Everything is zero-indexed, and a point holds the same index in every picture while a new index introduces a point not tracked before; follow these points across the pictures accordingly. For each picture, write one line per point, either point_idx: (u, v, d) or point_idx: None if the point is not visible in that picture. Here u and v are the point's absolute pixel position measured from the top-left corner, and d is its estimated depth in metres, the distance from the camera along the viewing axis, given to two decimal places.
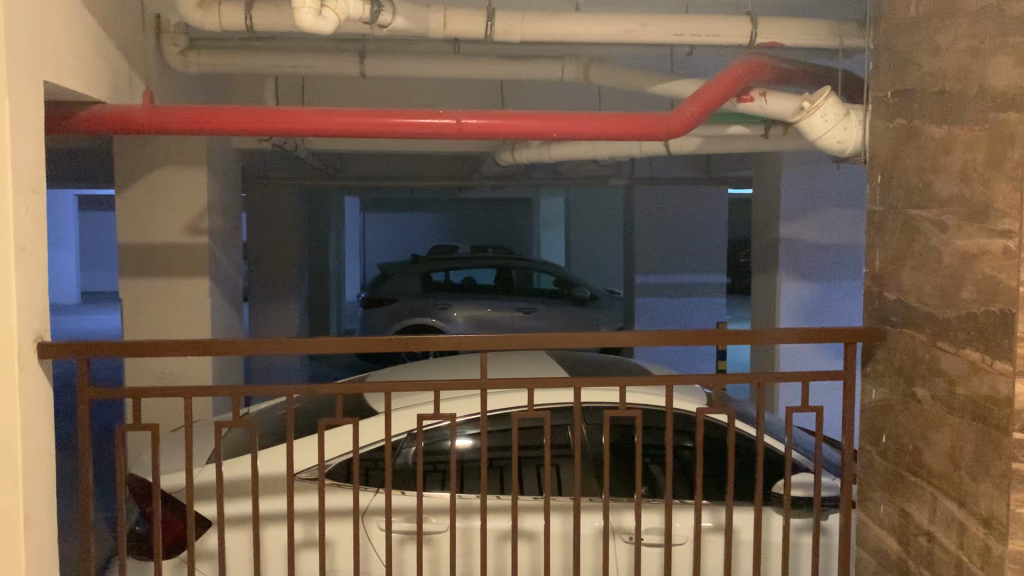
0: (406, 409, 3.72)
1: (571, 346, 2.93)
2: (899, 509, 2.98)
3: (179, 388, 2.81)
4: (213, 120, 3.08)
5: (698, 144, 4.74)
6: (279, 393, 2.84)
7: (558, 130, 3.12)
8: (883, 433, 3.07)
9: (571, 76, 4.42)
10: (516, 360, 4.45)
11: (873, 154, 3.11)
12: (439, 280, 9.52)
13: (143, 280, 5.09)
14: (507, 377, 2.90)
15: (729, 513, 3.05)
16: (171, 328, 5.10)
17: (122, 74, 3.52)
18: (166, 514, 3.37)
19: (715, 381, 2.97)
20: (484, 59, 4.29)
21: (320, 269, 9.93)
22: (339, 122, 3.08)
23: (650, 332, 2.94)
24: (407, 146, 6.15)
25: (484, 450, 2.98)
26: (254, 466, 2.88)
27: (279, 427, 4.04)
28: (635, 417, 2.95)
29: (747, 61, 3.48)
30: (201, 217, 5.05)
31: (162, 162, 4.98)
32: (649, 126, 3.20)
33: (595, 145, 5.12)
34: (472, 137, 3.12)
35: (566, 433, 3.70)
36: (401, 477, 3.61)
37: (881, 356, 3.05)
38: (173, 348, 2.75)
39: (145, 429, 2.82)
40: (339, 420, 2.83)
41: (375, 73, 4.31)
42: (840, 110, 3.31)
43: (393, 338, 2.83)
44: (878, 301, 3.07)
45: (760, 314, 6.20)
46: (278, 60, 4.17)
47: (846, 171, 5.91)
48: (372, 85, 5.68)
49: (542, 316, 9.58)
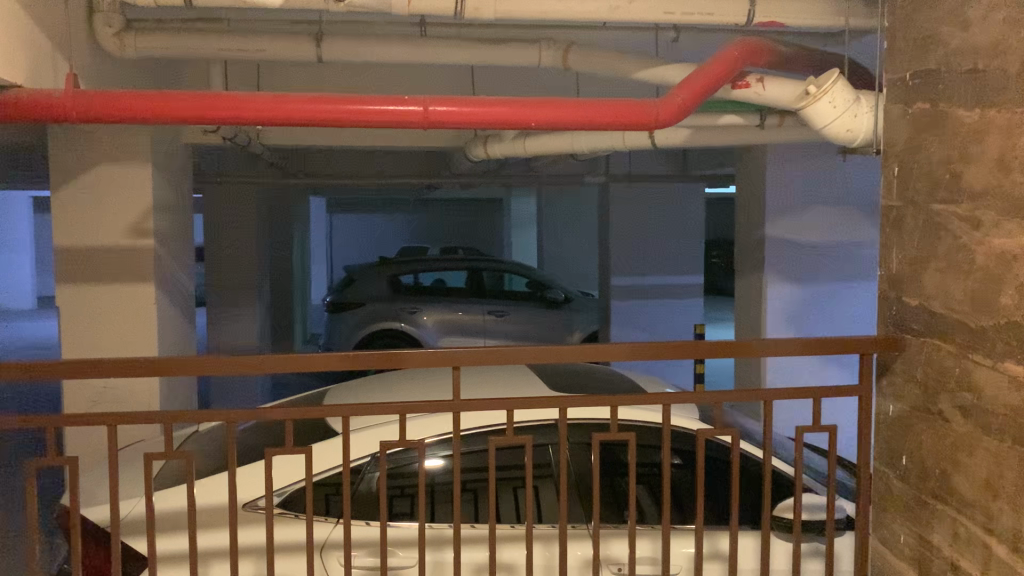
0: (370, 430, 3.39)
1: (554, 360, 2.59)
2: (920, 537, 2.66)
3: (104, 414, 2.43)
4: (140, 107, 2.69)
5: (686, 137, 4.43)
6: (220, 417, 2.47)
7: (537, 119, 2.79)
8: (902, 454, 2.75)
9: (549, 62, 3.98)
10: (494, 374, 4.10)
11: (888, 143, 2.80)
12: (407, 283, 9.13)
13: (81, 286, 4.65)
14: (482, 398, 2.56)
15: (733, 545, 2.72)
16: (113, 342, 4.68)
17: (42, 54, 3.10)
18: (86, 547, 3.00)
19: (716, 398, 2.63)
20: (454, 42, 3.88)
21: (283, 273, 9.49)
22: (289, 110, 2.71)
23: (642, 344, 2.60)
24: (371, 139, 5.74)
25: (457, 475, 2.64)
26: (191, 501, 2.49)
27: (230, 451, 3.66)
28: (628, 439, 2.61)
29: (743, 43, 3.15)
30: (146, 217, 4.64)
31: (103, 157, 4.55)
32: (635, 113, 2.86)
33: (574, 138, 4.74)
34: (442, 126, 2.76)
35: (549, 453, 3.37)
36: (364, 505, 3.26)
37: (900, 368, 2.73)
38: (98, 366, 2.40)
39: (62, 463, 2.42)
40: (288, 450, 2.45)
41: (333, 58, 3.90)
42: (850, 95, 3.00)
43: (350, 354, 2.48)
44: (896, 308, 2.75)
45: (747, 320, 5.90)
46: (227, 42, 3.74)
47: (850, 167, 5.60)
48: (329, 70, 5.30)
49: (512, 321, 9.29)
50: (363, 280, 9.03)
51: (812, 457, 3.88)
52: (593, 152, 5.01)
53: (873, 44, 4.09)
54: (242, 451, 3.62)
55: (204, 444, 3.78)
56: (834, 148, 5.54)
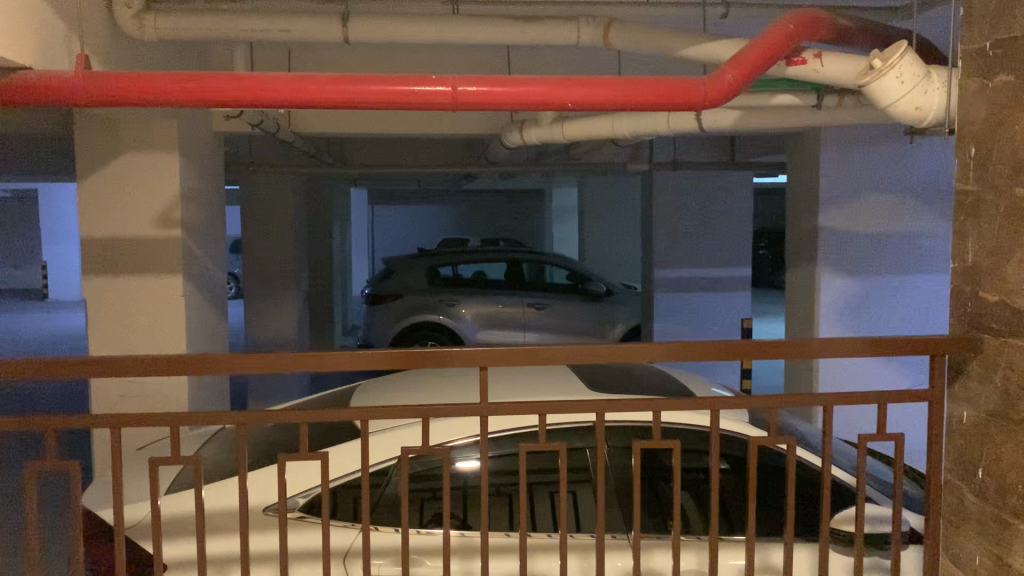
0: (394, 432, 3.22)
1: (588, 361, 2.37)
2: (999, 560, 2.39)
3: (111, 415, 2.28)
4: (153, 89, 2.50)
5: (736, 119, 4.17)
6: (231, 419, 2.31)
7: (572, 99, 2.57)
8: (978, 468, 2.46)
9: (588, 40, 3.74)
10: (530, 374, 3.89)
11: (963, 122, 2.52)
12: (446, 275, 8.95)
13: (107, 277, 4.54)
14: (511, 401, 2.36)
15: (786, 563, 2.49)
16: (142, 337, 4.57)
17: (53, 34, 2.95)
18: (96, 551, 2.86)
19: (769, 404, 2.40)
20: (486, 20, 3.66)
21: (323, 264, 9.34)
22: (307, 91, 2.51)
23: (689, 344, 2.37)
24: (406, 125, 5.56)
25: (486, 478, 2.43)
26: (201, 507, 2.34)
27: (253, 452, 3.51)
28: (671, 447, 2.39)
29: (799, 15, 2.87)
30: (174, 207, 4.51)
31: (130, 145, 4.44)
32: (680, 92, 2.62)
33: (615, 120, 4.49)
34: (471, 109, 2.55)
35: (586, 457, 3.16)
36: (389, 511, 3.09)
37: (975, 370, 2.47)
38: (104, 366, 2.26)
39: (63, 467, 2.27)
40: (303, 454, 2.28)
41: (360, 39, 3.70)
42: (919, 70, 2.69)
43: (370, 353, 2.31)
44: (971, 304, 2.48)
45: (798, 315, 5.60)
46: (249, 23, 3.58)
47: (913, 151, 5.27)
48: (362, 52, 5.13)
49: (553, 313, 9.02)
50: (402, 271, 8.86)
51: (874, 463, 3.60)
52: (635, 137, 4.75)
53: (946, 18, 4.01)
54: (264, 451, 3.47)
55: (227, 444, 3.63)
56: (896, 132, 5.21)
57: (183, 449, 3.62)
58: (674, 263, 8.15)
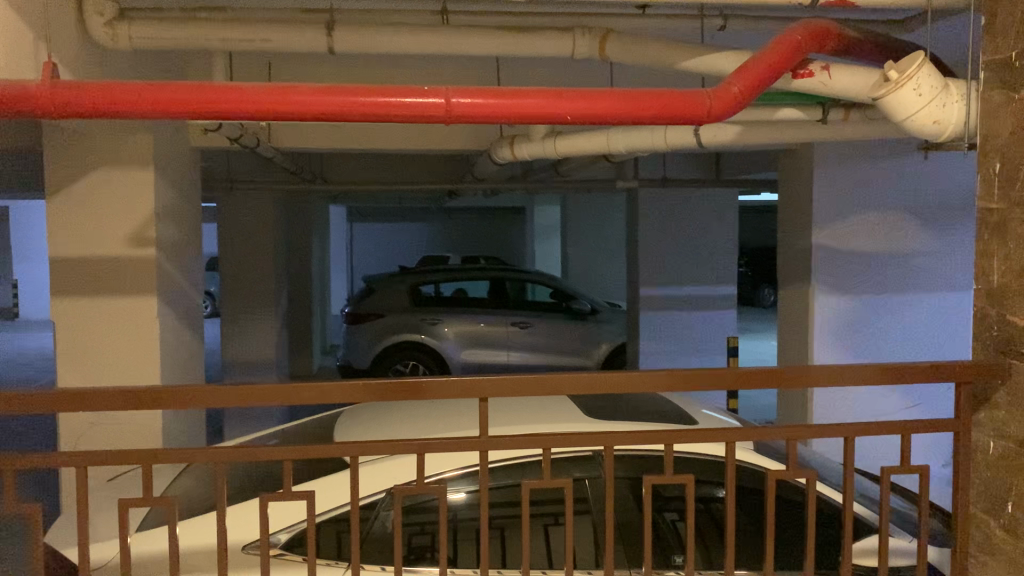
0: (383, 463, 3.04)
1: (594, 391, 2.21)
2: None
3: (76, 454, 2.08)
4: (124, 100, 2.32)
5: (735, 134, 4.05)
6: (209, 456, 2.12)
7: (573, 112, 2.42)
8: (1007, 501, 2.32)
9: (584, 53, 3.62)
10: (524, 400, 3.71)
11: (986, 135, 2.40)
12: (428, 293, 8.77)
13: (77, 299, 4.32)
14: (513, 435, 2.19)
15: None
16: (113, 360, 4.35)
17: (19, 43, 2.76)
18: None
19: (789, 435, 2.24)
20: (478, 30, 3.51)
21: (301, 283, 9.14)
22: (289, 102, 2.33)
23: (703, 372, 2.21)
24: (392, 140, 5.41)
25: (486, 515, 2.25)
26: (176, 553, 2.15)
27: (232, 486, 3.31)
28: (684, 483, 2.23)
29: (807, 26, 2.74)
30: (148, 224, 4.31)
31: (103, 161, 4.25)
32: (685, 104, 2.47)
33: (610, 135, 4.34)
34: (465, 122, 2.40)
35: (587, 487, 3.00)
36: (378, 548, 2.90)
37: (1003, 398, 2.33)
38: (66, 401, 2.07)
39: (23, 511, 2.07)
40: (288, 494, 2.10)
41: (346, 49, 3.54)
42: (937, 81, 2.58)
43: (361, 385, 2.13)
44: (997, 328, 2.35)
45: (793, 334, 5.47)
46: (230, 32, 3.41)
47: (909, 169, 5.18)
48: (346, 64, 4.97)
49: (537, 332, 8.85)
50: (383, 290, 8.65)
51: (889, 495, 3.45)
52: (629, 153, 4.61)
53: (955, 32, 3.94)
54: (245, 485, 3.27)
55: (205, 477, 3.43)
56: (890, 148, 5.14)
57: (158, 483, 3.42)
58: (662, 281, 8.01)
